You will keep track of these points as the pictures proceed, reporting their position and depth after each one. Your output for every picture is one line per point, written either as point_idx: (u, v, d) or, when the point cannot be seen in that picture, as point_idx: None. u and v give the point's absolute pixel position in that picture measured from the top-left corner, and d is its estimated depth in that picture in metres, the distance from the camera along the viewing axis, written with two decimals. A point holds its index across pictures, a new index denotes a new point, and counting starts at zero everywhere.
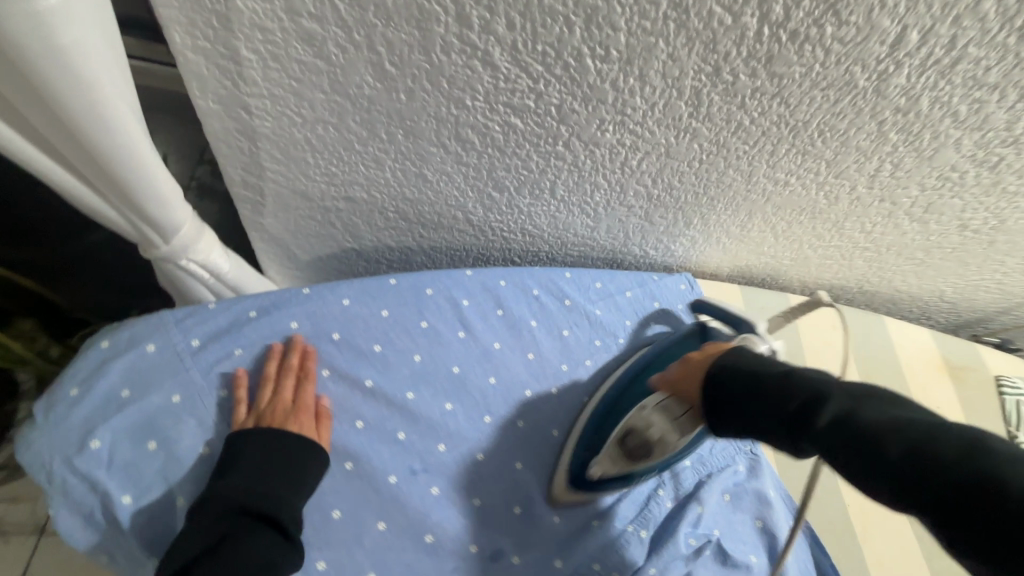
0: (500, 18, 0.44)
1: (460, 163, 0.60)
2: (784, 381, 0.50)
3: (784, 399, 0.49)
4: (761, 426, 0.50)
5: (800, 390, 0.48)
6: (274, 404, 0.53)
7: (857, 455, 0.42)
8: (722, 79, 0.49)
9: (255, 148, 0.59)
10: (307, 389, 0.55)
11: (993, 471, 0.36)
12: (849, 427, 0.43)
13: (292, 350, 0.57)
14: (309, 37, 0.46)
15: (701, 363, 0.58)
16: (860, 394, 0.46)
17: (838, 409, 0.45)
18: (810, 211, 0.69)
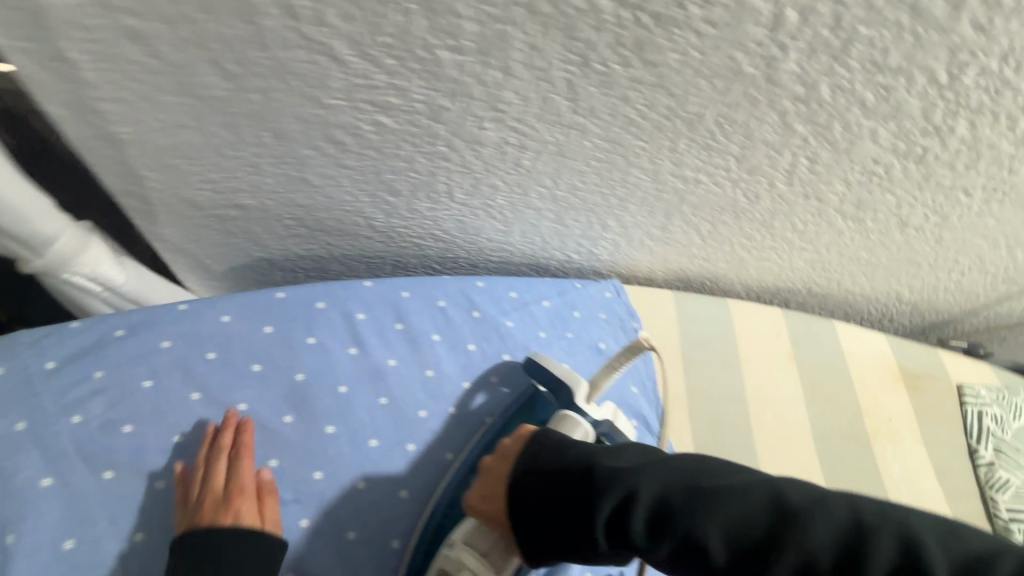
0: (329, 8, 0.40)
1: (341, 166, 0.57)
2: (588, 475, 0.46)
3: (600, 504, 0.44)
4: (578, 537, 0.45)
5: (612, 487, 0.44)
6: (209, 495, 0.51)
7: (691, 552, 0.41)
8: (593, 70, 0.45)
9: (123, 155, 0.56)
10: (243, 466, 0.53)
11: (812, 543, 0.38)
12: (678, 525, 0.42)
13: (223, 428, 0.55)
14: (133, 35, 0.42)
15: (496, 475, 0.51)
16: (662, 473, 0.44)
17: (658, 503, 0.43)
18: (731, 210, 0.64)
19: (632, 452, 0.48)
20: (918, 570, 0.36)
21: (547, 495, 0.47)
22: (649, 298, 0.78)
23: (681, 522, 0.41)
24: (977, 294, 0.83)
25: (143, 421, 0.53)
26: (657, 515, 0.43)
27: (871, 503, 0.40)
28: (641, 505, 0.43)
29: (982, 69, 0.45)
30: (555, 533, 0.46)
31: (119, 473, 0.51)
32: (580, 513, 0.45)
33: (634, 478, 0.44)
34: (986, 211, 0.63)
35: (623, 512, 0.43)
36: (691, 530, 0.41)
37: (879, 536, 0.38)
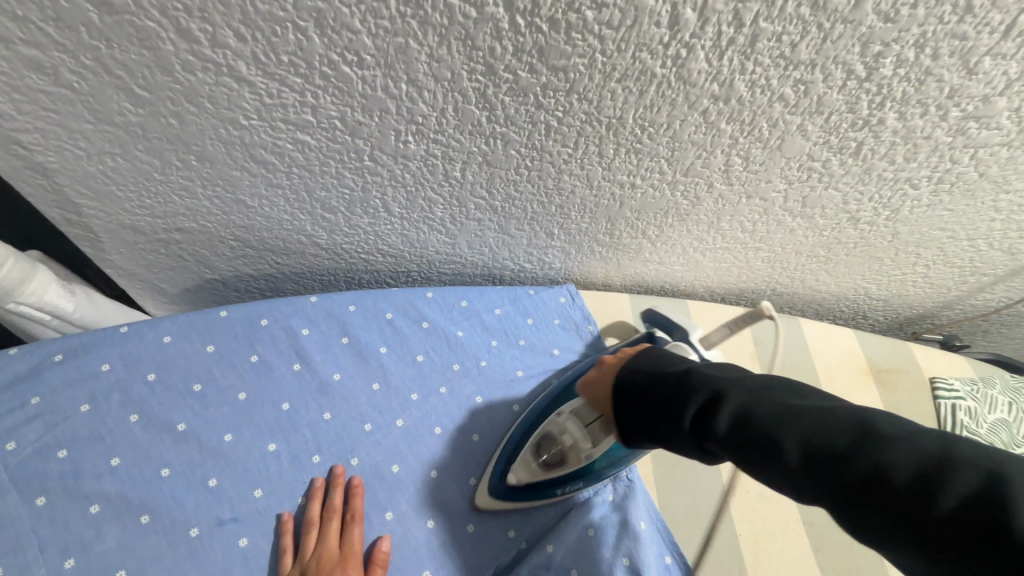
0: (224, 29, 0.40)
1: (273, 185, 0.57)
2: (686, 381, 0.48)
3: (690, 401, 0.46)
4: (665, 433, 0.47)
5: (705, 389, 0.46)
6: (319, 554, 0.52)
7: (756, 455, 0.40)
8: (501, 78, 0.45)
9: (55, 185, 0.56)
10: (353, 534, 0.54)
11: (885, 461, 0.34)
12: (751, 424, 0.41)
13: (337, 487, 0.56)
14: (37, 65, 0.43)
15: (614, 365, 0.58)
16: (756, 384, 0.44)
17: (738, 405, 0.42)
18: (674, 213, 0.63)
19: (733, 370, 0.47)
20: (1005, 498, 0.30)
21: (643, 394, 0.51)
22: (608, 303, 0.78)
23: (754, 420, 0.41)
24: (947, 287, 0.81)
25: (79, 446, 0.52)
26: (736, 416, 0.42)
27: (974, 447, 0.34)
28: (725, 403, 0.43)
29: (898, 58, 0.44)
30: (646, 428, 0.50)
31: (52, 499, 0.50)
32: (670, 409, 0.47)
33: (730, 387, 0.44)
34: (937, 201, 0.62)
35: (706, 409, 0.44)
36: (762, 430, 0.40)
37: (962, 468, 0.32)
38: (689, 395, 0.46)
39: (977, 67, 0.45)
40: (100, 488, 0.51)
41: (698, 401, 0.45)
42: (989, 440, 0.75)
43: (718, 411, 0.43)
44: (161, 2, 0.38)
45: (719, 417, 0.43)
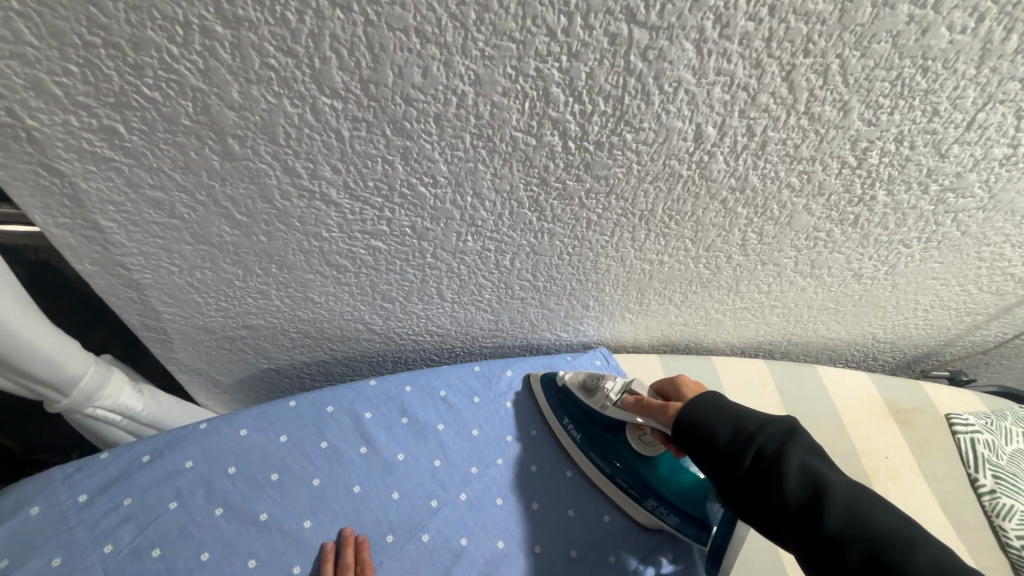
0: (323, 165, 0.48)
1: (340, 283, 0.63)
2: (743, 411, 0.54)
3: (749, 441, 0.50)
4: (705, 454, 0.53)
5: (771, 438, 0.49)
6: None
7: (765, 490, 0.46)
8: (552, 187, 0.52)
9: (144, 297, 0.62)
10: None
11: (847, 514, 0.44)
12: (772, 475, 0.46)
13: (345, 546, 0.58)
14: (157, 203, 0.50)
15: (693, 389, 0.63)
16: (782, 433, 0.49)
17: (802, 469, 0.46)
18: (698, 281, 0.70)
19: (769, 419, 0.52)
20: None
21: (711, 418, 0.54)
22: (640, 363, 0.83)
23: (808, 477, 0.45)
24: (947, 326, 0.88)
25: (170, 543, 0.55)
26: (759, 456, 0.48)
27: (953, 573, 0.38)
28: (789, 466, 0.46)
29: (882, 150, 0.52)
30: (692, 441, 0.54)
31: None
32: (733, 444, 0.50)
33: (781, 425, 0.51)
34: (928, 255, 0.69)
35: (766, 459, 0.48)
36: (810, 496, 0.44)
37: None
38: (754, 434, 0.50)
39: (948, 152, 0.53)
40: None
41: (753, 435, 0.50)
42: (1010, 471, 0.80)
43: (786, 468, 0.46)
44: (275, 149, 0.46)
45: (779, 470, 0.46)
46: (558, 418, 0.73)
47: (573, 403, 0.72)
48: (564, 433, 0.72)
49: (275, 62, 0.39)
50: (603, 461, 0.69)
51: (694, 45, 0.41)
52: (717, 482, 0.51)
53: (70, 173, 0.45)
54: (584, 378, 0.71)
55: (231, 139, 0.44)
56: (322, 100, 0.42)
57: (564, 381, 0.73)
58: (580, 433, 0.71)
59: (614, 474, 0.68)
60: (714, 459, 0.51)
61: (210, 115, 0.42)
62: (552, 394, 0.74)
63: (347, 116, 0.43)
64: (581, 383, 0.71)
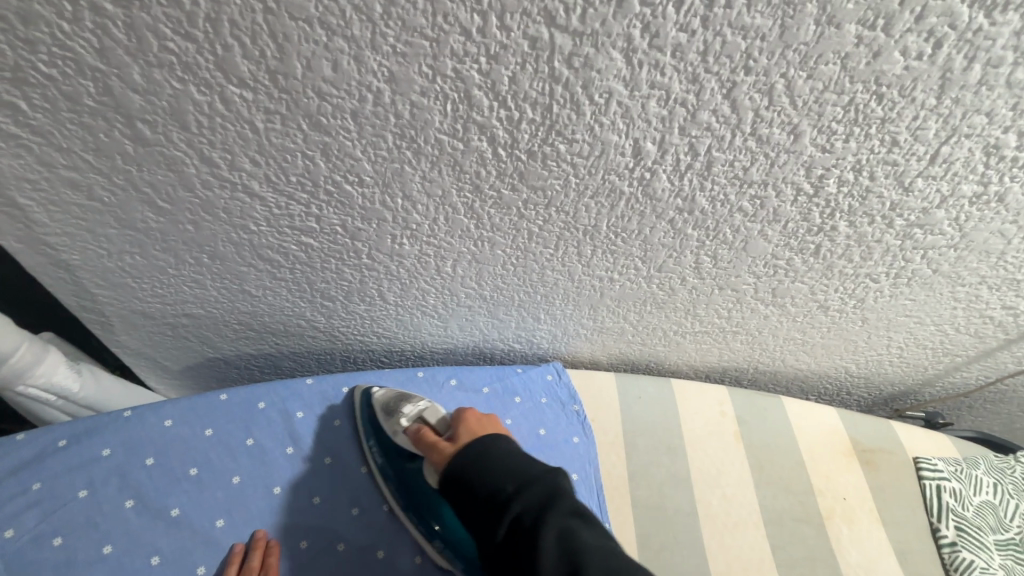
0: (241, 157, 0.46)
1: (276, 279, 0.61)
2: (508, 464, 0.50)
3: (507, 506, 0.46)
4: (468, 512, 0.49)
5: (528, 504, 0.46)
6: None
7: (520, 564, 0.43)
8: (487, 195, 0.50)
9: (76, 277, 0.61)
10: None
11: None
12: (525, 548, 0.43)
13: (253, 550, 0.56)
14: (74, 184, 0.48)
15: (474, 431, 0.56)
16: (537, 494, 0.47)
17: (555, 540, 0.43)
18: (653, 302, 0.67)
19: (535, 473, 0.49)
20: None
21: (478, 475, 0.50)
22: (594, 380, 0.80)
23: (560, 549, 0.42)
24: (924, 366, 0.83)
25: (72, 533, 0.53)
26: (515, 525, 0.45)
27: None
28: (541, 538, 0.43)
29: (839, 179, 0.49)
30: (462, 502, 0.50)
31: None
32: (491, 510, 0.47)
33: (542, 484, 0.48)
34: (899, 292, 0.65)
35: (521, 529, 0.45)
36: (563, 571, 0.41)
37: None
38: (511, 497, 0.47)
39: (912, 185, 0.50)
40: None
41: (511, 498, 0.47)
42: (976, 523, 0.76)
43: (538, 541, 0.43)
44: (188, 137, 0.44)
45: (530, 542, 0.43)
46: (366, 438, 0.65)
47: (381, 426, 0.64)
48: (370, 456, 0.64)
49: (174, 46, 0.37)
50: (398, 491, 0.62)
51: (622, 55, 0.38)
52: (480, 545, 0.48)
53: None
54: (390, 400, 0.64)
55: (140, 123, 0.43)
56: (230, 89, 0.40)
57: (374, 399, 0.66)
58: (382, 459, 0.63)
59: (405, 505, 0.61)
60: (479, 525, 0.48)
61: (115, 97, 0.40)
62: (364, 412, 0.66)
63: (259, 107, 0.41)
64: (394, 405, 0.64)
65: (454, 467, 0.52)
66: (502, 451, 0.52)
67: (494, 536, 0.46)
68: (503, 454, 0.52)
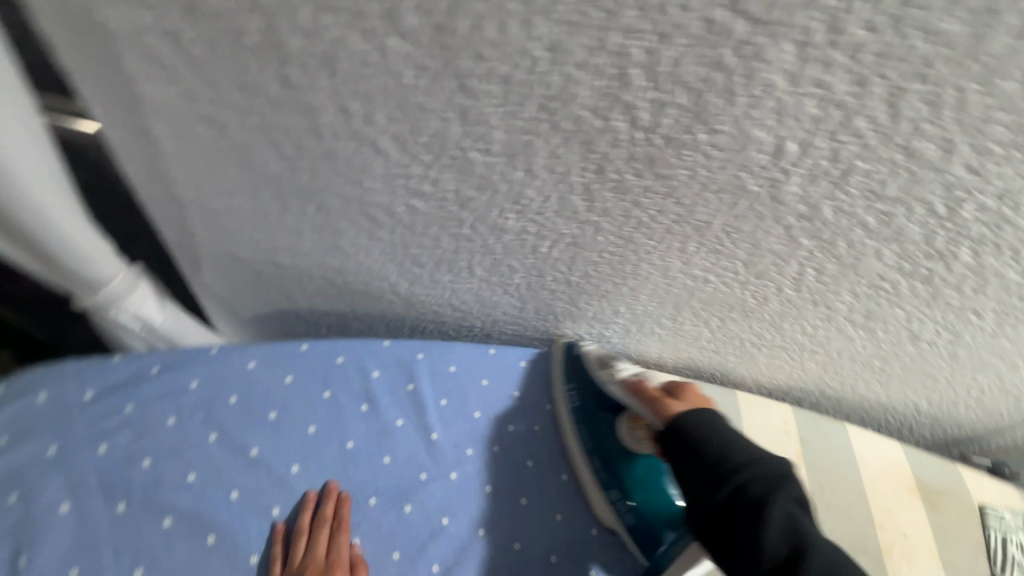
0: (379, 111, 0.46)
1: (374, 238, 0.62)
2: (733, 436, 0.52)
3: (734, 473, 0.48)
4: (686, 466, 0.52)
5: (757, 478, 0.48)
6: (307, 561, 0.52)
7: (741, 529, 0.46)
8: (609, 178, 0.50)
9: (183, 212, 0.62)
10: (340, 541, 0.55)
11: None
12: (751, 518, 0.46)
13: (327, 498, 0.57)
14: (210, 119, 0.49)
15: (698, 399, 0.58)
16: (769, 475, 0.48)
17: (784, 521, 0.45)
18: (740, 309, 0.66)
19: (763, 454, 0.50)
20: None
21: (702, 435, 0.52)
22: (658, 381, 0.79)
23: (788, 531, 0.45)
24: (1001, 413, 0.80)
25: (160, 457, 0.55)
26: (738, 492, 0.47)
27: None
28: (770, 514, 0.45)
29: (978, 206, 0.47)
30: (676, 453, 0.53)
31: (131, 506, 0.52)
32: (715, 471, 0.49)
33: (771, 466, 0.49)
34: (1001, 332, 0.63)
35: (747, 498, 0.47)
36: (786, 554, 0.44)
37: None
38: (740, 467, 0.49)
39: None
40: (176, 501, 0.54)
41: (739, 468, 0.49)
42: None
43: (768, 515, 0.45)
44: (334, 85, 0.44)
45: (757, 516, 0.45)
46: (563, 383, 0.68)
47: (583, 376, 0.67)
48: (563, 400, 0.68)
49: None
50: (585, 439, 0.65)
51: (795, 48, 0.37)
52: (690, 500, 0.51)
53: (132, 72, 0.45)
54: (603, 355, 0.67)
55: (292, 66, 0.43)
56: (391, 41, 0.40)
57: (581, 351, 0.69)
58: (576, 406, 0.67)
59: (592, 454, 0.64)
60: (698, 481, 0.50)
61: (276, 38, 0.41)
62: (568, 365, 0.69)
63: (413, 63, 0.42)
64: (599, 359, 0.67)
65: (677, 421, 0.54)
66: (727, 425, 0.54)
67: (713, 496, 0.48)
68: (728, 427, 0.53)
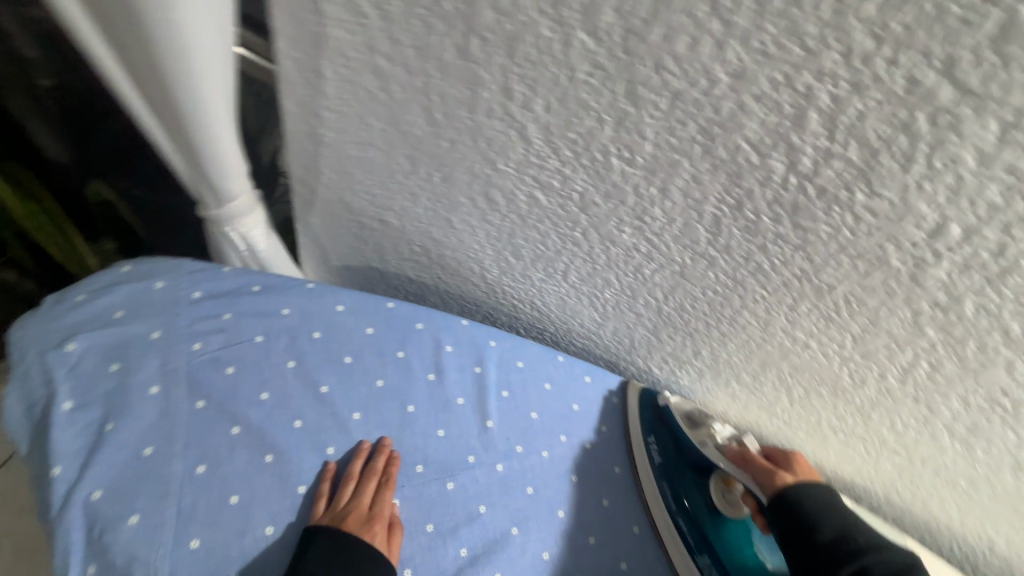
0: (539, 99, 0.47)
1: (484, 220, 0.64)
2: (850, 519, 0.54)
3: (856, 556, 0.49)
4: (800, 537, 0.53)
5: (882, 563, 0.49)
6: (351, 507, 0.53)
7: None
8: (743, 216, 0.49)
9: (317, 153, 0.66)
10: (385, 497, 0.55)
11: None
12: None
13: (380, 453, 0.58)
14: (378, 71, 0.52)
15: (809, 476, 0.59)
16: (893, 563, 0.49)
17: None
18: (831, 385, 0.63)
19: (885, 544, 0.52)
20: None
21: (819, 511, 0.54)
22: None
23: None
24: None
25: (243, 368, 0.58)
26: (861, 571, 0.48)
27: None
28: None
29: None
30: (790, 525, 0.54)
31: (208, 405, 0.55)
32: (835, 549, 0.50)
33: (894, 556, 0.50)
34: None
35: None
36: None
37: None
38: (861, 551, 0.50)
39: None
40: (247, 414, 0.56)
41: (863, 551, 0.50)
42: None
43: None
44: (506, 65, 0.46)
45: None
46: (644, 433, 0.70)
47: (666, 425, 0.69)
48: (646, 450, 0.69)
49: None
50: (671, 495, 0.66)
51: (1001, 128, 0.34)
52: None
53: (327, 14, 0.49)
54: (689, 409, 0.68)
55: (474, 38, 0.45)
56: (578, 35, 0.41)
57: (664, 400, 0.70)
58: (661, 458, 0.68)
59: (678, 513, 0.65)
60: (816, 554, 0.51)
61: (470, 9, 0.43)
62: (648, 411, 0.71)
63: (591, 59, 0.43)
64: (686, 412, 0.68)
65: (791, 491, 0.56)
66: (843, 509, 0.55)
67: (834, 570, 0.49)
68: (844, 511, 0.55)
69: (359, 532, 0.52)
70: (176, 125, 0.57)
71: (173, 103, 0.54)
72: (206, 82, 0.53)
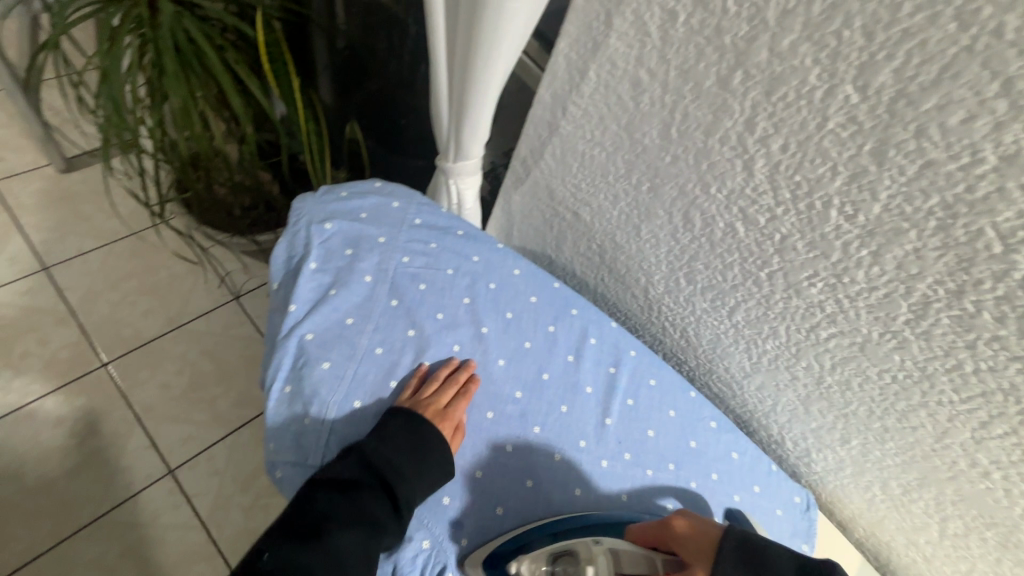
0: (779, 138, 0.51)
1: (671, 237, 0.68)
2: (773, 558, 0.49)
3: None
4: None
5: None
6: (428, 402, 0.62)
7: None
8: (960, 305, 0.46)
9: (547, 140, 0.75)
10: (460, 403, 0.63)
11: None
12: None
13: (462, 368, 0.66)
14: (637, 82, 0.61)
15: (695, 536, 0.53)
16: None
17: None
18: (1002, 532, 0.55)
19: None
20: None
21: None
22: (837, 542, 0.70)
23: None
24: None
25: (431, 289, 0.69)
26: None
27: None
28: None
29: None
30: None
31: (398, 307, 0.67)
32: None
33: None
34: None
35: None
36: None
37: None
38: None
39: None
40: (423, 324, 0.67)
41: None
42: None
43: None
44: (761, 101, 0.51)
45: None
46: None
47: None
48: None
49: (846, 36, 0.43)
50: None
51: None
52: None
53: (617, 28, 0.59)
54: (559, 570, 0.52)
55: (740, 71, 0.51)
56: (845, 87, 0.45)
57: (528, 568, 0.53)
58: None
59: None
60: None
61: (749, 45, 0.49)
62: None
63: (849, 111, 0.45)
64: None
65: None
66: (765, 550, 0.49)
67: None
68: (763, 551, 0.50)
69: (430, 420, 0.61)
70: (458, 91, 0.71)
71: (467, 71, 0.68)
72: (498, 62, 0.66)
